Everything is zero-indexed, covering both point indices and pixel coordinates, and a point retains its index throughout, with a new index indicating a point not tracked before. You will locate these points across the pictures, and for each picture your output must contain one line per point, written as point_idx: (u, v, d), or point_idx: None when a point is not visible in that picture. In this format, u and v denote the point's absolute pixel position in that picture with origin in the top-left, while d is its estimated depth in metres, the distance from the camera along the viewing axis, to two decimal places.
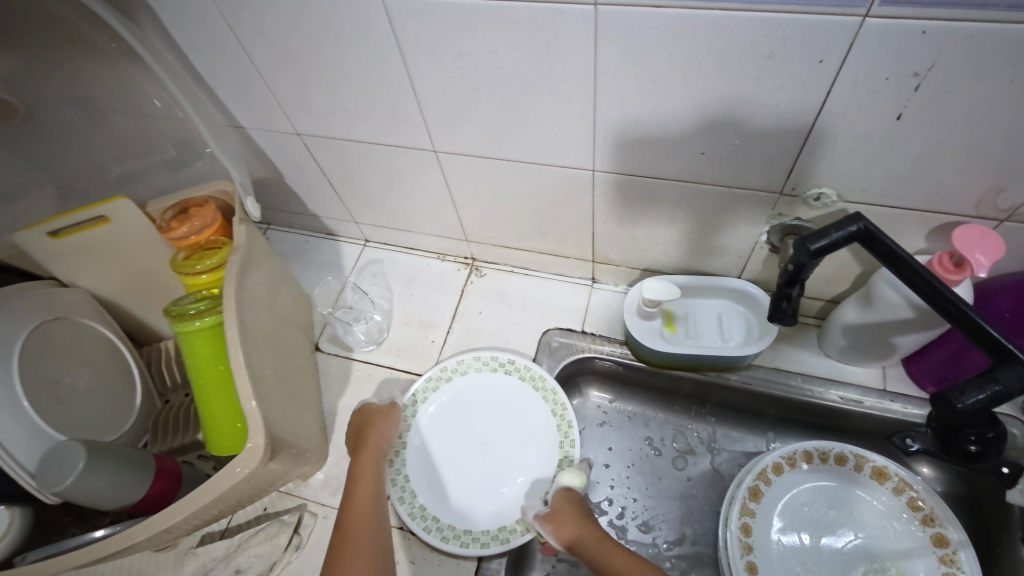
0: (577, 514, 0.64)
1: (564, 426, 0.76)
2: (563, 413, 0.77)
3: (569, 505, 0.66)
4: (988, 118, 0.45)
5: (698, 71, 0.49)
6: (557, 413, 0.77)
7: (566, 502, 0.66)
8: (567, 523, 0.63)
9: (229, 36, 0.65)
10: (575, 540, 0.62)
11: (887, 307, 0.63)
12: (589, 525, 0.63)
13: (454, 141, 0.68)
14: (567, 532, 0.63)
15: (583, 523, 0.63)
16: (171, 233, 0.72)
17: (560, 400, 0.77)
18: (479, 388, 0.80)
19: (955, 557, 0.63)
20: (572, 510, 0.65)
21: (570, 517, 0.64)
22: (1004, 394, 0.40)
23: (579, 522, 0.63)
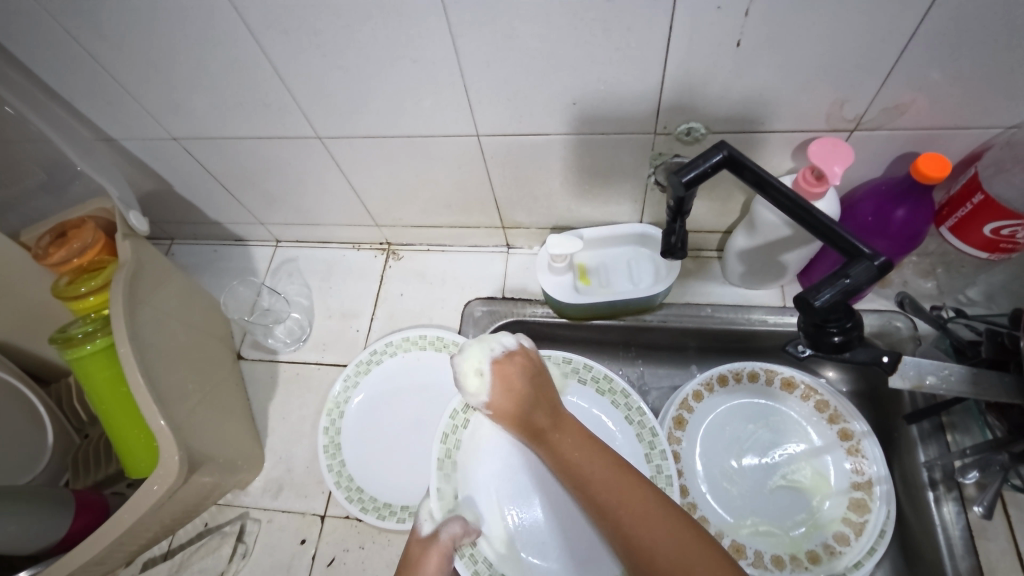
0: (522, 377, 0.61)
1: (633, 410, 0.71)
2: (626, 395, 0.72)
3: (523, 356, 0.62)
4: (817, 35, 0.48)
5: (548, 20, 0.49)
6: (623, 404, 0.71)
7: (522, 354, 0.63)
8: (511, 388, 0.60)
9: (70, 44, 0.61)
10: (507, 407, 0.60)
11: (768, 228, 0.67)
12: (527, 392, 0.60)
13: (335, 124, 0.67)
14: (499, 401, 0.60)
15: (528, 385, 0.61)
16: (49, 259, 0.68)
17: (616, 386, 0.72)
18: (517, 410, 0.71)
19: (860, 447, 0.70)
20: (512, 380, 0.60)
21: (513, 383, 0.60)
22: (853, 287, 0.45)
23: (516, 389, 0.60)
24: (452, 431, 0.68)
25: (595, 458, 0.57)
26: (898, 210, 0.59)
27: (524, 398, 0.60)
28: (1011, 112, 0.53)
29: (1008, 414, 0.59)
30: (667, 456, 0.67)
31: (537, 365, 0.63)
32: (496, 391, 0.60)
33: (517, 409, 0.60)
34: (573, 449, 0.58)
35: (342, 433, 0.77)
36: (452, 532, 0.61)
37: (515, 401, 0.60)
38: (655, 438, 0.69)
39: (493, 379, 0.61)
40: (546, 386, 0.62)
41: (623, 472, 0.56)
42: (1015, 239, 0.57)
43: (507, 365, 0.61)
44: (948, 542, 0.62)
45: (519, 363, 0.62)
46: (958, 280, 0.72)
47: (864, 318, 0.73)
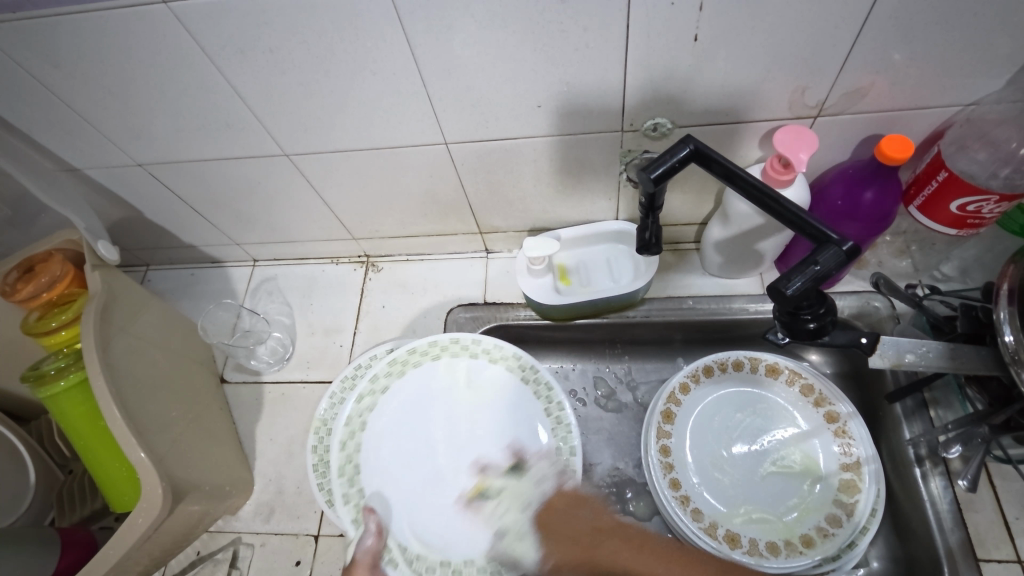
0: (569, 518, 0.61)
1: (515, 360, 0.71)
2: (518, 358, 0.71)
3: (560, 501, 0.63)
4: (771, 25, 0.49)
5: (504, 26, 0.49)
6: (517, 367, 0.71)
7: (562, 496, 0.63)
8: (560, 541, 0.59)
9: (24, 77, 0.60)
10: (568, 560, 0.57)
11: (742, 217, 0.67)
12: (575, 535, 0.59)
13: (301, 140, 0.66)
14: (556, 554, 0.58)
15: (568, 539, 0.59)
16: (18, 295, 0.67)
17: (493, 345, 0.72)
18: (415, 395, 0.71)
19: (846, 428, 0.70)
20: (561, 506, 0.62)
21: (582, 511, 0.61)
22: (823, 273, 0.45)
23: (561, 532, 0.60)
24: (350, 437, 0.69)
25: (675, 571, 0.55)
26: (867, 192, 0.59)
27: (574, 542, 0.58)
28: (969, 90, 0.54)
29: (986, 386, 0.60)
30: (564, 407, 0.68)
31: (576, 501, 0.63)
32: (550, 547, 0.59)
33: (577, 555, 0.57)
34: (669, 572, 0.55)
35: (330, 451, 0.76)
36: (366, 548, 0.62)
37: (566, 550, 0.58)
38: (551, 392, 0.69)
39: (536, 533, 0.61)
40: (598, 517, 0.61)
41: (701, 570, 0.55)
42: (981, 214, 0.57)
43: (549, 521, 0.61)
44: (937, 516, 0.63)
45: (560, 509, 0.62)
46: (932, 257, 0.73)
47: (843, 300, 0.74)
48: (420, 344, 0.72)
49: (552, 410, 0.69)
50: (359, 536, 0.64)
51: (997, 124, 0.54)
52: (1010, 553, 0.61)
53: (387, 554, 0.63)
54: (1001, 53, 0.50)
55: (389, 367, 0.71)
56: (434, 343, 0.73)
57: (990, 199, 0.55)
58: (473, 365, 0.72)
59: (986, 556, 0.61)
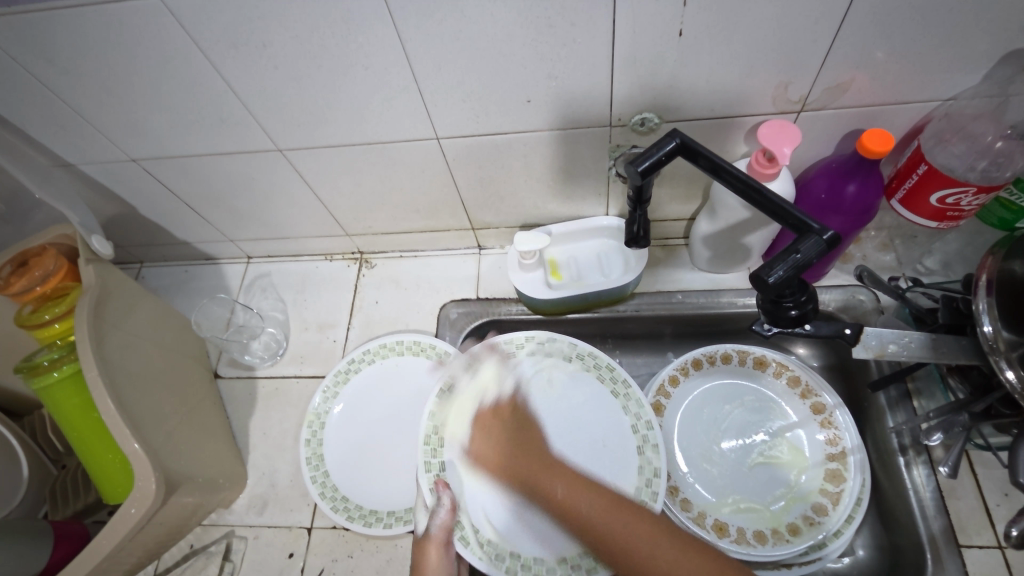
0: (501, 425, 0.67)
1: (606, 368, 0.71)
2: (610, 368, 0.71)
3: (508, 411, 0.68)
4: (754, 21, 0.50)
5: (493, 21, 0.50)
6: (604, 373, 0.71)
7: (510, 403, 0.69)
8: (495, 439, 0.65)
9: (18, 71, 0.60)
10: (494, 455, 0.64)
11: (729, 211, 0.68)
12: (510, 441, 0.65)
13: (295, 136, 0.67)
14: (487, 447, 0.65)
15: (508, 432, 0.66)
16: (11, 289, 0.67)
17: (585, 350, 0.73)
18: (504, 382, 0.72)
19: (832, 418, 0.71)
20: (489, 424, 0.66)
21: (496, 432, 0.66)
22: (804, 261, 0.46)
23: (501, 437, 0.66)
24: (441, 408, 0.68)
25: (583, 492, 0.59)
26: (850, 185, 0.60)
27: (506, 445, 0.65)
28: (947, 85, 0.55)
29: (968, 376, 0.61)
30: (653, 425, 0.67)
31: (520, 415, 0.68)
32: (477, 439, 0.66)
33: (503, 459, 0.64)
34: (565, 492, 0.59)
35: (323, 444, 0.77)
36: (440, 523, 0.60)
37: (501, 445, 0.65)
38: (641, 409, 0.69)
39: (473, 427, 0.66)
40: (532, 431, 0.67)
41: (614, 516, 0.56)
42: (960, 206, 0.59)
43: (494, 420, 0.67)
44: (920, 504, 0.64)
45: (505, 412, 0.68)
46: (915, 250, 0.75)
47: (828, 294, 0.75)
48: (499, 340, 0.73)
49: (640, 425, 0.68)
50: (434, 507, 0.62)
51: (974, 118, 0.56)
52: (991, 539, 0.62)
53: (460, 528, 0.62)
54: (978, 50, 0.52)
55: (475, 356, 0.72)
56: (510, 339, 0.74)
57: (969, 191, 0.56)
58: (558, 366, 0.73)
59: (968, 542, 0.62)
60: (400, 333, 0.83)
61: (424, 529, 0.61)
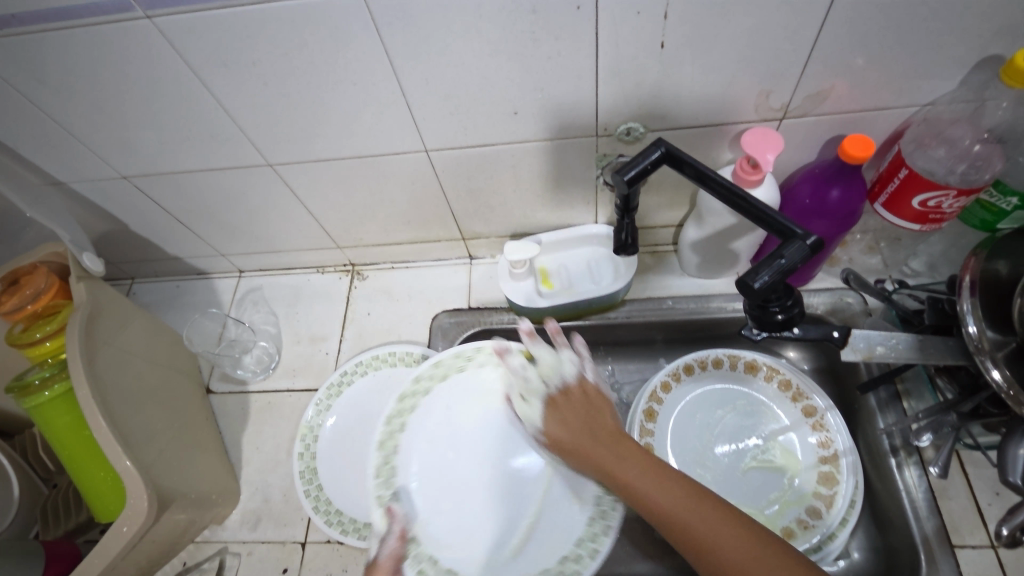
0: (580, 410, 0.62)
1: None
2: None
3: (578, 390, 0.64)
4: (734, 32, 0.51)
5: (479, 35, 0.51)
6: None
7: (579, 386, 0.64)
8: (567, 421, 0.62)
9: (9, 92, 0.60)
10: (563, 441, 0.62)
11: (715, 218, 0.69)
12: (581, 425, 0.61)
13: (284, 150, 0.67)
14: (558, 431, 0.63)
15: (583, 420, 0.61)
16: (2, 308, 0.67)
17: None
18: (456, 399, 0.71)
19: (824, 421, 0.72)
20: (569, 396, 0.63)
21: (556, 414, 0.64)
22: (789, 266, 0.47)
23: (569, 419, 0.62)
24: (389, 435, 0.69)
25: (665, 483, 0.54)
26: (833, 190, 0.61)
27: (580, 432, 0.61)
28: (925, 91, 0.57)
29: (956, 376, 0.61)
30: None
31: (593, 400, 0.63)
32: (551, 422, 0.64)
33: (577, 439, 0.61)
34: (643, 481, 0.55)
35: (317, 457, 0.76)
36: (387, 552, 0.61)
37: (571, 436, 0.61)
38: None
39: (547, 409, 0.65)
40: (603, 416, 0.61)
41: (698, 506, 0.51)
42: (941, 209, 0.60)
43: (562, 406, 0.63)
44: (913, 505, 0.64)
45: (579, 398, 0.63)
46: (900, 253, 0.76)
47: (817, 297, 0.76)
48: (446, 356, 0.72)
49: None
50: (383, 535, 0.63)
51: (952, 123, 0.57)
52: (983, 538, 0.62)
53: (412, 554, 0.63)
54: (953, 57, 0.53)
55: (427, 373, 0.72)
56: (459, 354, 0.73)
57: (950, 193, 0.57)
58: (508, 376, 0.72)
59: (961, 542, 0.62)
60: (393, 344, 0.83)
61: (373, 555, 0.61)
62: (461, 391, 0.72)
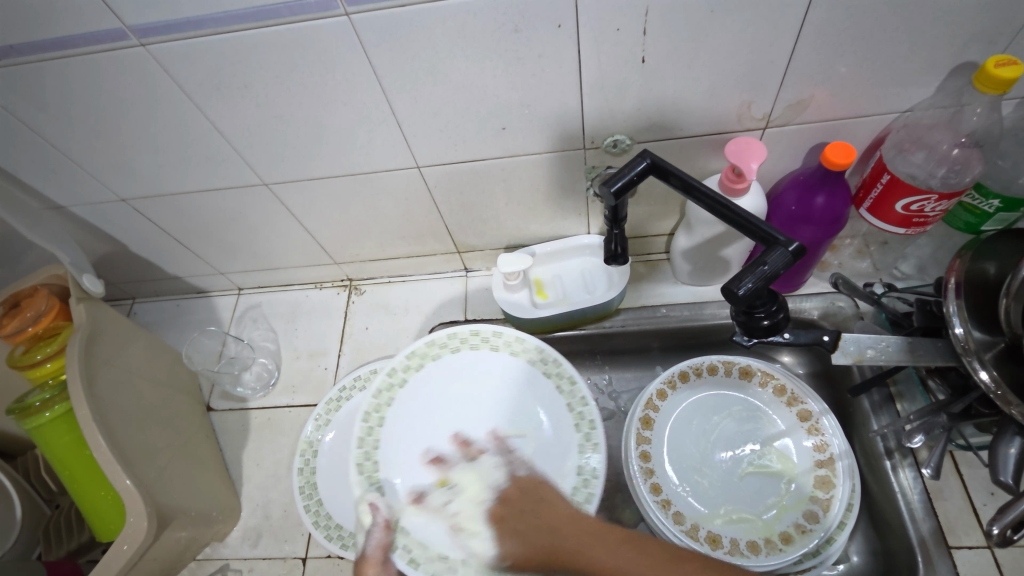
0: (520, 520, 0.58)
1: (548, 362, 0.67)
2: (540, 351, 0.68)
3: (513, 494, 0.60)
4: (713, 46, 0.52)
5: (465, 55, 0.53)
6: (538, 362, 0.67)
7: (515, 486, 0.61)
8: (512, 531, 0.57)
9: (10, 120, 0.62)
10: (521, 554, 0.56)
11: (704, 226, 0.70)
12: (530, 529, 0.57)
13: (279, 170, 0.69)
14: (512, 548, 0.57)
15: (519, 529, 0.57)
16: (5, 331, 0.68)
17: (526, 344, 0.68)
18: (439, 381, 0.67)
19: (819, 425, 0.72)
20: (514, 498, 0.60)
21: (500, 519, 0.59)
22: (772, 273, 0.48)
23: (518, 531, 0.57)
24: (375, 411, 0.65)
25: (620, 552, 0.53)
26: (818, 197, 0.62)
27: (533, 536, 0.56)
28: (902, 98, 0.58)
29: (947, 377, 0.62)
30: (595, 421, 0.64)
31: (535, 495, 0.60)
32: (500, 539, 0.58)
33: (536, 553, 0.56)
34: (617, 558, 0.53)
35: (316, 472, 0.77)
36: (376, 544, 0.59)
37: (528, 543, 0.56)
38: (584, 408, 0.64)
39: (500, 498, 0.60)
40: (554, 507, 0.60)
41: (667, 566, 0.51)
42: (924, 212, 0.61)
43: (506, 515, 0.59)
44: (909, 506, 0.65)
45: (516, 497, 0.60)
46: (889, 256, 0.77)
47: (809, 302, 0.76)
48: (441, 335, 0.69)
49: (581, 424, 0.64)
50: (368, 527, 0.60)
51: (930, 128, 0.58)
52: (980, 539, 0.63)
53: (400, 544, 0.59)
54: (928, 65, 0.54)
55: (402, 365, 0.68)
56: (432, 341, 0.69)
57: (931, 197, 0.58)
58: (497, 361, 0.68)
59: (957, 543, 0.63)
60: (391, 358, 0.84)
61: (361, 549, 0.59)
62: (450, 372, 0.68)
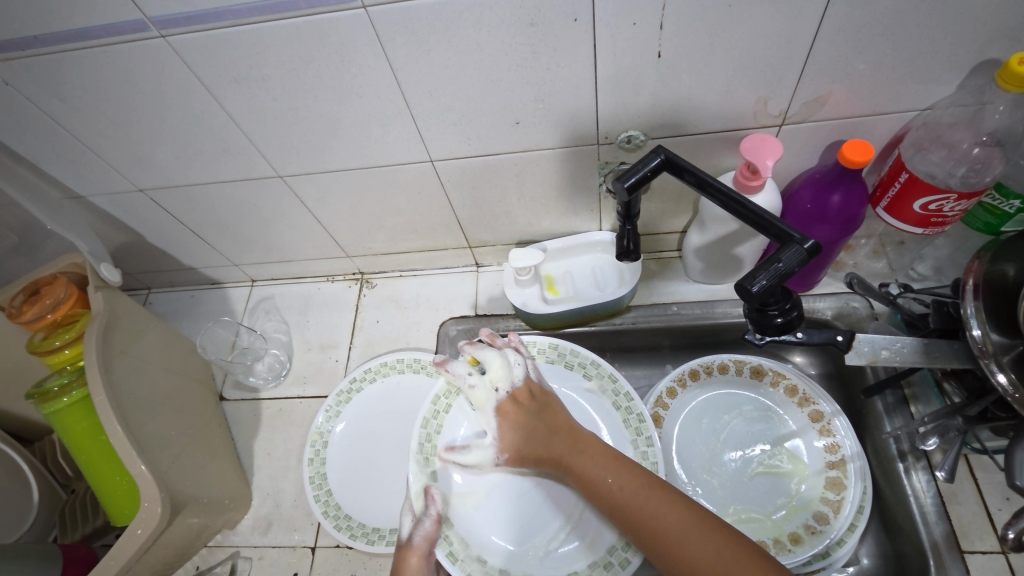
0: (528, 413, 0.64)
1: (595, 368, 0.73)
2: (574, 355, 0.74)
3: (525, 395, 0.65)
4: (729, 42, 0.52)
5: (480, 48, 0.53)
6: (575, 364, 0.74)
7: (527, 388, 0.65)
8: (517, 426, 0.64)
9: (34, 111, 0.63)
10: (521, 442, 0.63)
11: (717, 223, 0.70)
12: (533, 425, 0.63)
13: (294, 163, 0.69)
14: (511, 438, 0.64)
15: (532, 419, 0.63)
16: (24, 317, 0.69)
17: (585, 356, 0.74)
18: None
19: (831, 426, 0.71)
20: (519, 401, 0.64)
21: (507, 426, 0.64)
22: (787, 270, 0.48)
23: (519, 428, 0.63)
24: (434, 416, 0.71)
25: (606, 467, 0.58)
26: (834, 195, 0.61)
27: (536, 438, 0.62)
28: (922, 95, 0.57)
29: (963, 379, 0.61)
30: (644, 419, 0.69)
31: (543, 399, 0.65)
32: (502, 430, 0.65)
33: (531, 444, 0.63)
34: (600, 473, 0.58)
35: (327, 462, 0.78)
36: (424, 534, 0.61)
37: (528, 442, 0.63)
38: (631, 404, 0.70)
39: (500, 420, 0.65)
40: (558, 413, 0.64)
41: (644, 491, 0.55)
42: (943, 212, 0.60)
43: (514, 410, 0.64)
44: (921, 510, 0.64)
45: (524, 400, 0.64)
46: (906, 256, 0.76)
47: (823, 302, 0.76)
48: None
49: (632, 421, 0.69)
50: (418, 517, 0.63)
51: (951, 126, 0.57)
52: (994, 544, 0.62)
53: (444, 535, 0.63)
54: (950, 61, 0.53)
55: None
56: None
57: (950, 197, 0.58)
58: (559, 373, 0.74)
59: (970, 548, 0.62)
60: (401, 352, 0.84)
61: (407, 537, 0.61)
62: None
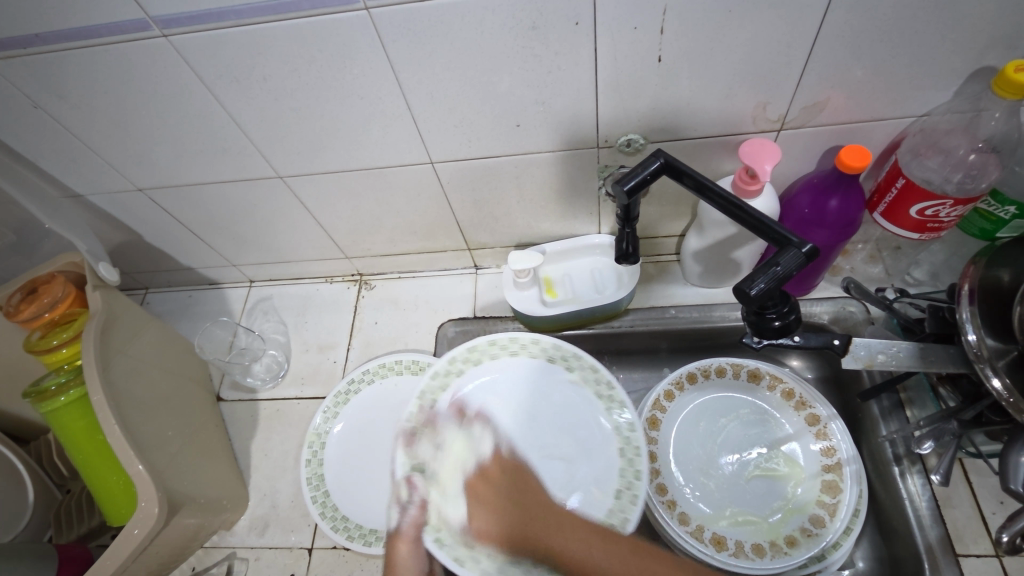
0: (501, 492, 0.61)
1: (575, 360, 0.73)
2: (557, 348, 0.74)
3: (496, 472, 0.63)
4: (728, 47, 0.52)
5: (481, 50, 0.53)
6: (557, 356, 0.74)
7: (495, 465, 0.64)
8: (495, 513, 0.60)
9: (33, 109, 0.63)
10: (501, 531, 0.59)
11: (716, 227, 0.70)
12: (510, 510, 0.60)
13: (294, 163, 0.69)
14: (488, 522, 0.59)
15: (506, 496, 0.61)
16: (21, 316, 0.69)
17: (568, 350, 0.73)
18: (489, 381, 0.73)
19: (828, 429, 0.72)
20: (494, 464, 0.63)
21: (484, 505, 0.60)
22: (785, 274, 0.48)
23: (494, 507, 0.60)
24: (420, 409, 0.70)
25: (584, 540, 0.56)
26: (832, 200, 0.62)
27: (515, 521, 0.59)
28: (919, 102, 0.58)
29: (958, 384, 0.61)
30: (626, 408, 0.69)
31: (509, 475, 0.63)
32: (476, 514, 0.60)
33: (508, 531, 0.58)
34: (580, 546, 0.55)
35: (325, 463, 0.78)
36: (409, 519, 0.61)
37: (506, 525, 0.59)
38: (613, 390, 0.70)
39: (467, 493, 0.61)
40: (531, 491, 0.62)
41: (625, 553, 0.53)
42: (939, 218, 0.60)
43: (489, 487, 0.62)
44: (916, 514, 0.65)
45: (494, 479, 0.63)
46: (902, 261, 0.77)
47: (820, 306, 0.76)
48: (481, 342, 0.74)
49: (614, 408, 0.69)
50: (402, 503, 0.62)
51: (947, 133, 0.57)
52: (988, 547, 0.62)
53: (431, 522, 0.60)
54: (948, 68, 0.54)
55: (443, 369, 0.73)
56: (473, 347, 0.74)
57: (947, 203, 0.58)
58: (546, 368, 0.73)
59: (965, 551, 0.62)
60: (399, 353, 0.84)
61: (395, 523, 0.61)
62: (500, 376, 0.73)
